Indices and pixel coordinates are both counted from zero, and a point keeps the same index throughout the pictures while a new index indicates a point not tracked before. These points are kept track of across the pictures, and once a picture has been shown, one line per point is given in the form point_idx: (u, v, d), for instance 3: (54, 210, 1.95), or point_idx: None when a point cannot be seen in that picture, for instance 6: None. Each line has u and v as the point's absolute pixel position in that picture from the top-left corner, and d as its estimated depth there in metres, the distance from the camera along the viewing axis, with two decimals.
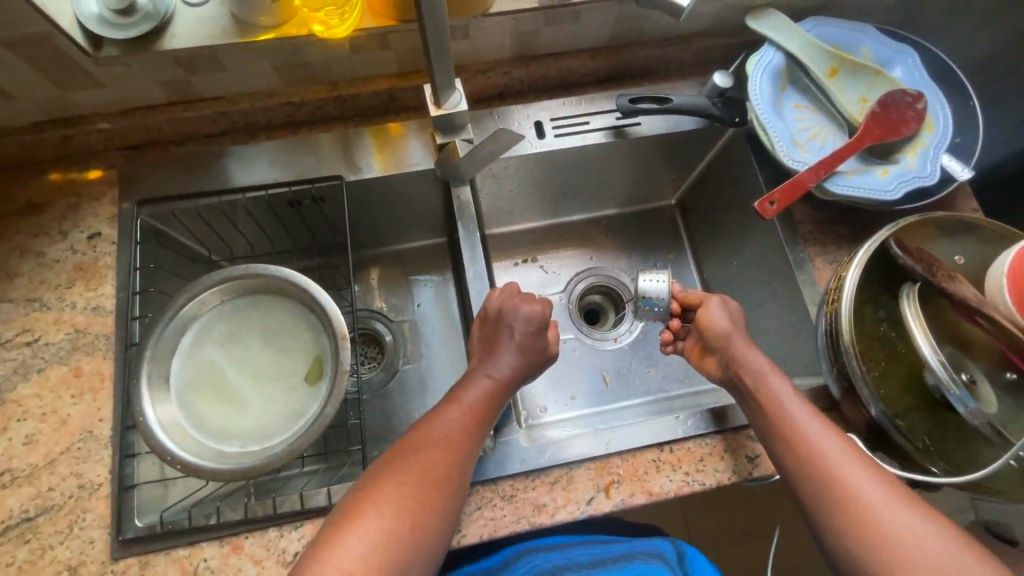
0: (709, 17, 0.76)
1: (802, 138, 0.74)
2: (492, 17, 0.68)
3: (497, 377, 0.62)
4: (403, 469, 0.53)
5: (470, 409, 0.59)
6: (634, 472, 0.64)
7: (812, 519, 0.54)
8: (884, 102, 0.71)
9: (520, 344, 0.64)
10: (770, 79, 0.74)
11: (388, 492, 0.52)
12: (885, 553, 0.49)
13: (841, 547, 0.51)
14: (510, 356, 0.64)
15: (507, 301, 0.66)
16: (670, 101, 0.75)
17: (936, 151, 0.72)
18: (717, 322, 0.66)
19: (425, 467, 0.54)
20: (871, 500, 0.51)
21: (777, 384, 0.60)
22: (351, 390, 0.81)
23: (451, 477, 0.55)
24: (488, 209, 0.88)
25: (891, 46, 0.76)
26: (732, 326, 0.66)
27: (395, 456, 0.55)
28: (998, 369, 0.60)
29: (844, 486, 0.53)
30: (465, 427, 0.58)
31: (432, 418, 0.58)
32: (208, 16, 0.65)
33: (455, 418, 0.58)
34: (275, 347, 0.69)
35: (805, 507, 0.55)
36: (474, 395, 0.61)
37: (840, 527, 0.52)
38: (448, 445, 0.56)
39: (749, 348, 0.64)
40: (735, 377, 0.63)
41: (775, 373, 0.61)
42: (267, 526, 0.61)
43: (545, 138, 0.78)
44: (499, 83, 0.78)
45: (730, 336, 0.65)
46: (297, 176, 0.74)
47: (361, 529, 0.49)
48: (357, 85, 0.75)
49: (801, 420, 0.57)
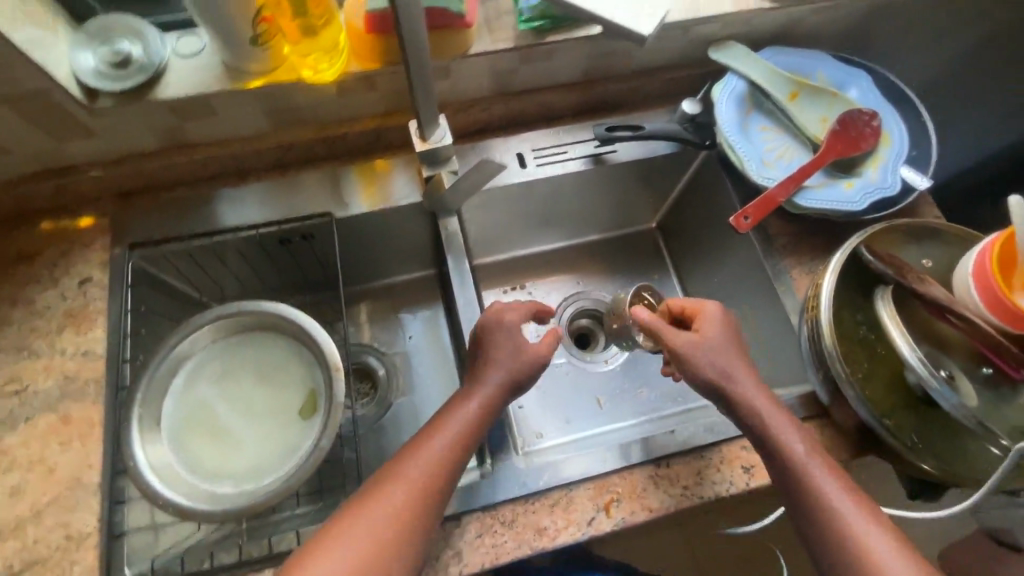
0: (676, 50, 0.80)
1: (770, 157, 0.77)
2: (471, 57, 0.71)
3: (481, 397, 0.60)
4: (385, 495, 0.53)
5: (459, 426, 0.58)
6: (633, 490, 0.64)
7: (810, 538, 0.54)
8: (843, 121, 0.76)
9: (506, 362, 0.61)
10: (736, 104, 0.78)
11: (372, 518, 0.52)
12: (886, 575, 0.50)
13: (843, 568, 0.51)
14: (496, 375, 0.61)
15: (492, 317, 0.64)
16: (643, 128, 0.80)
17: (895, 163, 0.76)
18: (701, 373, 0.60)
19: (404, 492, 0.53)
20: (863, 517, 0.52)
21: (767, 406, 0.59)
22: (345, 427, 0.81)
23: (429, 502, 0.54)
24: (476, 239, 0.91)
25: (844, 71, 0.81)
26: (718, 371, 0.60)
27: (381, 475, 0.55)
28: (975, 365, 0.62)
29: (839, 503, 0.53)
30: (445, 451, 0.56)
31: (416, 444, 0.57)
32: (201, 66, 0.67)
33: (442, 435, 0.57)
34: (269, 385, 0.69)
35: (802, 523, 0.55)
36: (461, 411, 0.59)
37: (837, 543, 0.52)
38: (425, 470, 0.55)
39: (745, 386, 0.59)
40: (737, 414, 0.59)
41: (762, 395, 0.59)
42: (262, 568, 0.60)
43: (527, 168, 0.81)
44: (478, 118, 0.81)
45: (721, 383, 0.60)
46: (287, 214, 0.76)
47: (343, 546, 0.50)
48: (346, 125, 0.77)
49: (793, 439, 0.57)
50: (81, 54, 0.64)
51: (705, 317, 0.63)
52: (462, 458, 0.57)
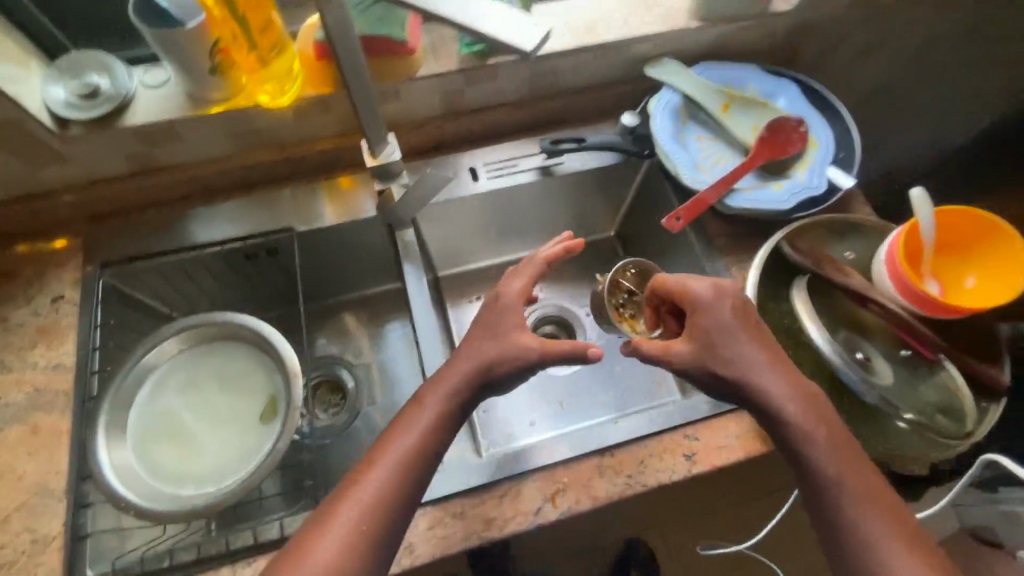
0: (614, 68, 0.86)
1: (704, 163, 0.83)
2: (419, 79, 0.77)
3: (456, 385, 0.61)
4: (357, 488, 0.55)
5: (436, 414, 0.60)
6: (579, 480, 0.67)
7: (822, 514, 0.55)
8: (772, 128, 0.81)
9: (482, 351, 0.62)
10: (670, 116, 0.84)
11: (338, 515, 0.54)
12: (898, 549, 0.51)
13: (859, 543, 0.52)
14: (468, 362, 0.62)
15: (496, 306, 0.66)
16: (586, 141, 0.85)
17: (822, 165, 0.81)
18: (689, 363, 0.60)
19: (371, 490, 0.55)
20: (871, 494, 0.54)
21: (776, 386, 0.58)
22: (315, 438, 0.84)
23: (395, 497, 0.55)
24: (439, 251, 0.95)
25: (772, 82, 0.87)
26: (709, 361, 0.59)
27: (359, 468, 0.57)
28: (893, 348, 0.67)
29: (850, 481, 0.54)
30: (419, 444, 0.58)
31: (384, 443, 0.58)
32: (167, 95, 0.72)
33: (419, 423, 0.59)
34: (233, 392, 0.73)
35: (818, 500, 0.55)
36: (440, 399, 0.60)
37: (850, 518, 0.53)
38: (389, 466, 0.56)
39: (747, 374, 0.58)
40: (739, 398, 0.59)
41: (771, 375, 0.58)
42: (220, 565, 0.62)
43: (479, 182, 0.86)
44: (432, 137, 0.86)
45: (717, 371, 0.59)
46: (252, 230, 0.80)
47: (326, 538, 0.53)
48: (306, 146, 0.82)
49: (806, 416, 0.57)
50: (53, 87, 0.70)
51: (697, 303, 0.62)
52: (429, 453, 0.58)
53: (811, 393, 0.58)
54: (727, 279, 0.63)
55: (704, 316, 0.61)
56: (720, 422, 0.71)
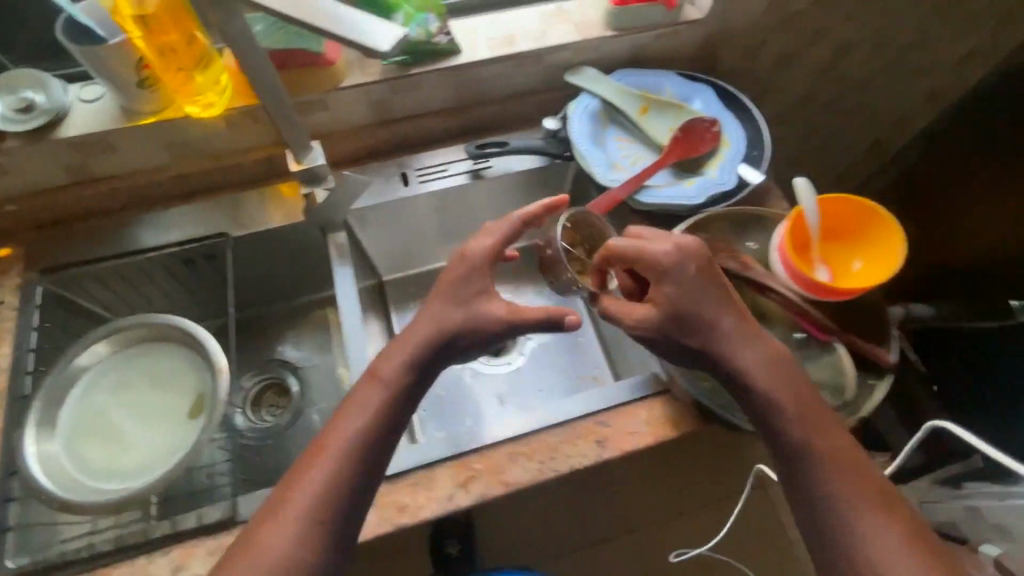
0: (537, 77, 0.90)
1: (621, 162, 0.87)
2: (343, 90, 0.81)
3: (413, 358, 0.63)
4: (307, 474, 0.56)
5: (389, 393, 0.61)
6: (492, 467, 0.69)
7: (798, 480, 0.58)
8: (686, 128, 0.85)
9: (438, 322, 0.65)
10: (589, 119, 0.88)
11: (290, 505, 0.54)
12: (868, 509, 0.54)
13: (832, 504, 0.55)
14: (425, 334, 0.64)
15: (463, 270, 0.67)
16: (510, 144, 0.89)
17: (733, 162, 0.85)
18: (651, 325, 0.63)
19: (320, 475, 0.56)
20: (843, 457, 0.57)
21: (747, 354, 0.62)
22: (257, 437, 0.89)
23: (346, 479, 0.56)
24: (381, 256, 0.99)
25: (688, 86, 0.92)
26: (675, 323, 0.62)
27: (306, 458, 0.57)
28: (788, 332, 0.71)
29: (821, 444, 0.58)
30: (375, 427, 0.59)
31: (332, 426, 0.59)
32: (103, 109, 0.77)
33: (370, 402, 0.60)
34: (163, 391, 0.75)
35: (792, 467, 0.58)
36: (393, 377, 0.62)
37: (824, 482, 0.56)
38: (337, 452, 0.57)
39: (712, 337, 0.62)
40: (706, 362, 0.63)
41: (741, 342, 0.62)
42: (138, 554, 0.64)
43: (410, 186, 0.90)
44: (366, 145, 0.90)
45: (680, 334, 0.62)
46: (190, 237, 0.84)
47: (280, 529, 0.53)
48: (240, 155, 0.85)
49: (778, 382, 0.61)
50: None
51: (661, 265, 0.62)
52: (382, 432, 0.59)
53: (779, 361, 0.62)
54: (690, 237, 0.64)
55: (668, 280, 0.62)
56: (631, 409, 0.74)
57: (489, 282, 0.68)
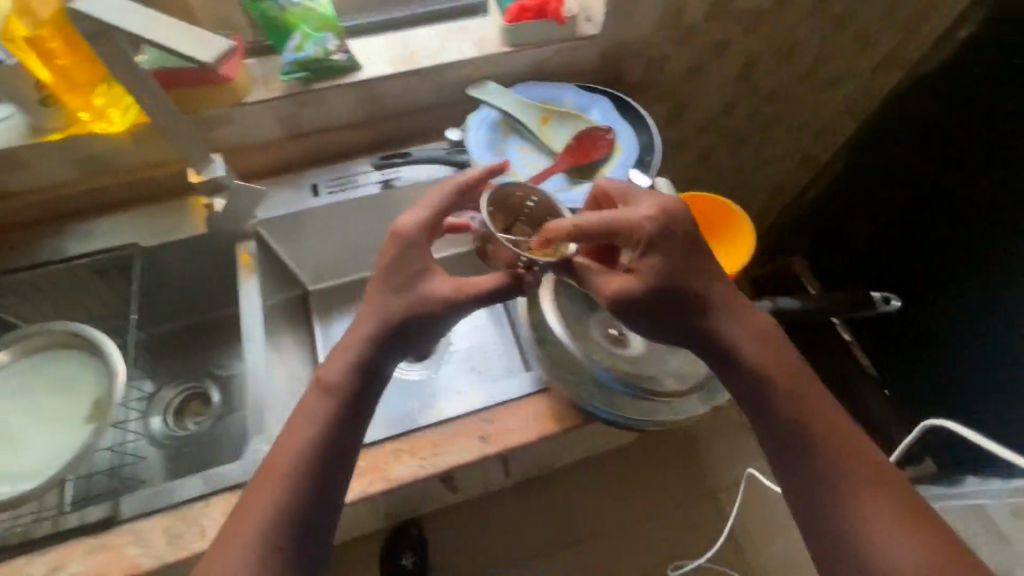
0: (441, 91, 0.94)
1: (519, 169, 0.91)
2: (247, 105, 0.85)
3: (361, 353, 0.63)
4: (271, 484, 0.57)
5: (334, 393, 0.62)
6: (375, 465, 0.72)
7: (790, 463, 0.60)
8: (579, 136, 0.89)
9: (387, 301, 0.64)
10: (487, 129, 0.92)
11: (250, 519, 0.55)
12: (860, 487, 0.57)
13: (826, 484, 0.58)
14: (370, 324, 0.64)
15: (406, 246, 0.65)
16: (411, 155, 0.94)
17: (624, 168, 0.89)
18: (634, 295, 0.62)
19: (290, 474, 0.57)
20: (834, 434, 0.60)
21: (737, 334, 0.64)
22: (175, 442, 0.91)
23: (308, 483, 0.57)
24: (301, 268, 1.02)
25: (587, 97, 0.96)
26: (659, 292, 0.62)
27: (263, 470, 0.59)
28: None
29: (812, 424, 0.60)
30: (338, 429, 0.60)
31: (286, 437, 0.60)
32: (13, 128, 0.81)
33: (315, 410, 0.61)
34: (63, 397, 0.78)
35: (784, 449, 0.61)
36: (336, 379, 0.62)
37: (817, 462, 0.59)
38: (288, 470, 0.57)
39: (698, 311, 0.63)
40: (695, 339, 0.64)
41: (725, 320, 0.64)
42: (18, 554, 0.66)
43: (319, 197, 0.93)
44: (279, 158, 0.95)
45: (664, 303, 0.62)
46: (101, 248, 0.87)
47: (242, 543, 0.54)
48: (151, 168, 0.89)
49: (767, 364, 0.63)
50: None
51: (650, 232, 0.62)
52: (335, 437, 0.60)
53: (766, 339, 0.64)
54: (670, 197, 0.65)
55: (657, 250, 0.62)
56: (515, 406, 0.75)
57: (426, 256, 0.66)
